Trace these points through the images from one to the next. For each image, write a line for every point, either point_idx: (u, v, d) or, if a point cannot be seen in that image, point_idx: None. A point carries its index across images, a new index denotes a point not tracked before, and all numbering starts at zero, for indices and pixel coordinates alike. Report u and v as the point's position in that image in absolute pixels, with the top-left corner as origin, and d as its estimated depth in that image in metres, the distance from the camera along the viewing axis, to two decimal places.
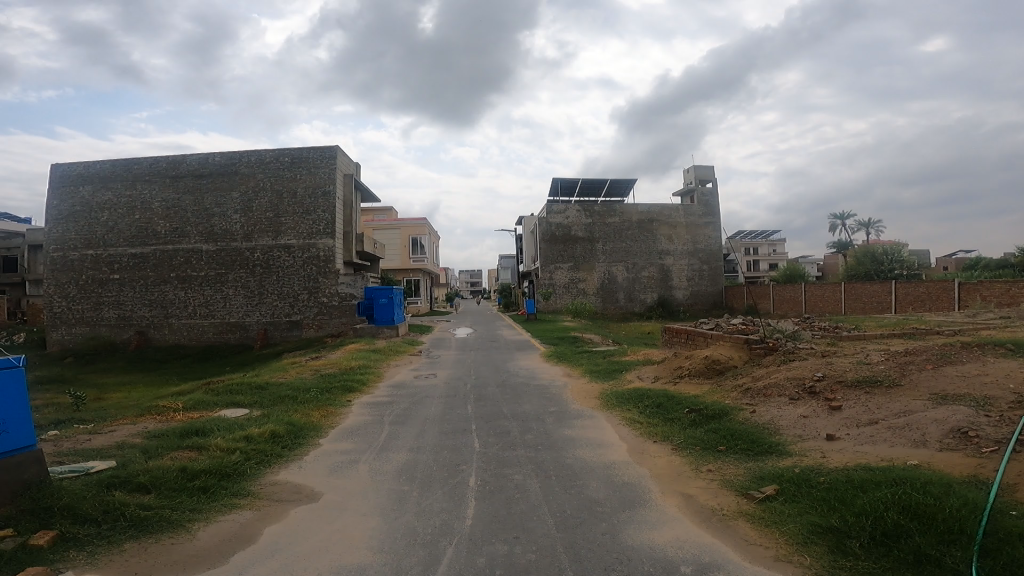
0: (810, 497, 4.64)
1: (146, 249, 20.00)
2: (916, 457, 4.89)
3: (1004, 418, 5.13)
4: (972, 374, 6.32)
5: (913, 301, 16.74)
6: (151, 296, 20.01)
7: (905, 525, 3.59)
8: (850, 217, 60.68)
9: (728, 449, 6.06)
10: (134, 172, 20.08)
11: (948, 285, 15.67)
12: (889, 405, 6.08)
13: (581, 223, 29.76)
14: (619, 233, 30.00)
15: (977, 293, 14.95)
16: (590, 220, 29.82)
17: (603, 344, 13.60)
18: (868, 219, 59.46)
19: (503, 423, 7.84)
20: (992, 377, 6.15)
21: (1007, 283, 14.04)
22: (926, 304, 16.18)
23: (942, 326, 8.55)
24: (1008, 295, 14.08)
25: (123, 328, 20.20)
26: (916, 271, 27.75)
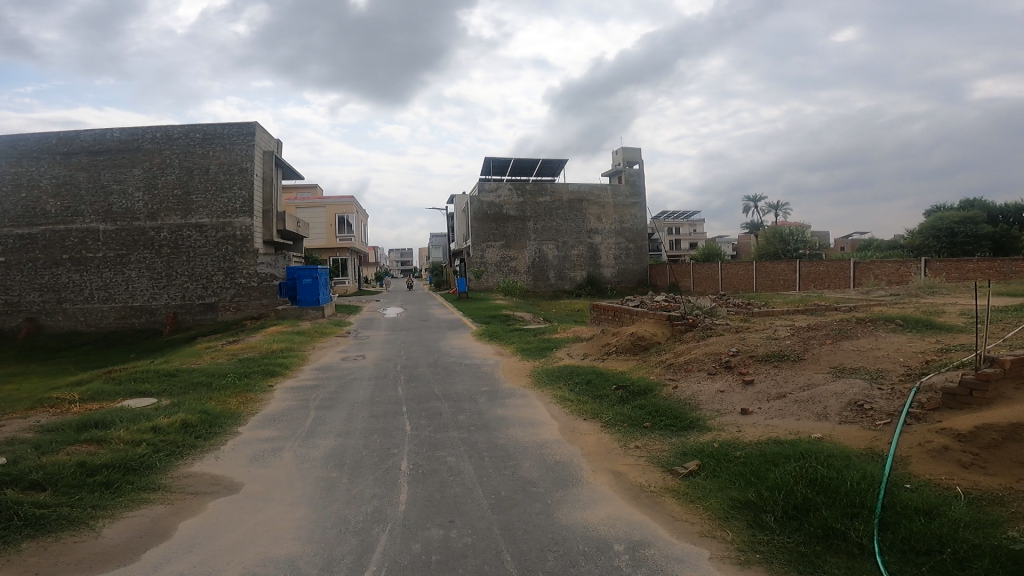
0: (728, 471, 5.02)
1: (34, 230, 17.90)
2: (819, 430, 5.41)
3: (894, 390, 5.76)
4: (867, 349, 7.01)
5: (815, 280, 18.17)
6: (41, 280, 18.03)
7: (813, 499, 3.93)
8: (761, 201, 64.61)
9: (653, 425, 6.40)
10: (19, 147, 17.81)
11: (845, 264, 17.06)
12: (795, 378, 6.65)
13: (513, 202, 29.71)
14: (551, 212, 30.24)
15: (870, 272, 16.24)
16: (521, 199, 29.83)
17: (535, 321, 13.81)
18: (778, 204, 63.41)
19: (434, 404, 7.83)
20: (882, 351, 6.86)
21: (896, 263, 15.48)
22: (826, 282, 17.64)
23: (839, 302, 9.36)
24: (897, 274, 15.42)
25: (11, 315, 18.18)
26: (818, 251, 29.96)
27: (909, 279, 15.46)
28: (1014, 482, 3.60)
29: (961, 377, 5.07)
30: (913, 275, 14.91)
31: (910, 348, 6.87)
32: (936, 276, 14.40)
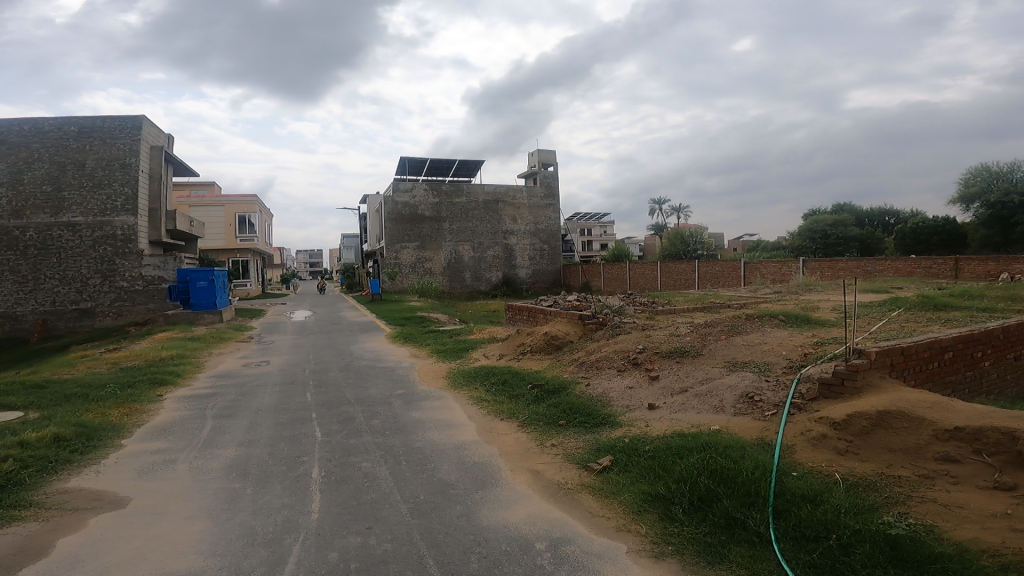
0: (638, 466, 5.31)
1: None
2: (718, 422, 5.87)
3: (779, 382, 6.38)
4: (755, 343, 7.68)
5: (711, 279, 19.48)
6: None
7: (715, 489, 4.19)
8: (665, 204, 68.04)
9: (568, 423, 6.64)
10: None
11: (737, 264, 18.43)
12: (694, 372, 7.15)
13: (428, 202, 29.36)
14: (466, 213, 30.10)
15: (757, 271, 17.71)
16: (437, 199, 29.54)
17: (450, 323, 13.76)
18: (681, 208, 67.12)
19: (347, 409, 7.61)
20: (769, 346, 7.54)
21: (780, 263, 16.98)
22: (721, 280, 18.96)
23: (732, 300, 10.15)
24: (780, 273, 16.95)
25: None
26: (714, 251, 32.18)
27: (790, 278, 17.02)
28: (882, 466, 4.04)
29: (834, 368, 5.66)
30: (793, 273, 16.46)
31: (791, 342, 7.60)
32: (813, 275, 15.99)
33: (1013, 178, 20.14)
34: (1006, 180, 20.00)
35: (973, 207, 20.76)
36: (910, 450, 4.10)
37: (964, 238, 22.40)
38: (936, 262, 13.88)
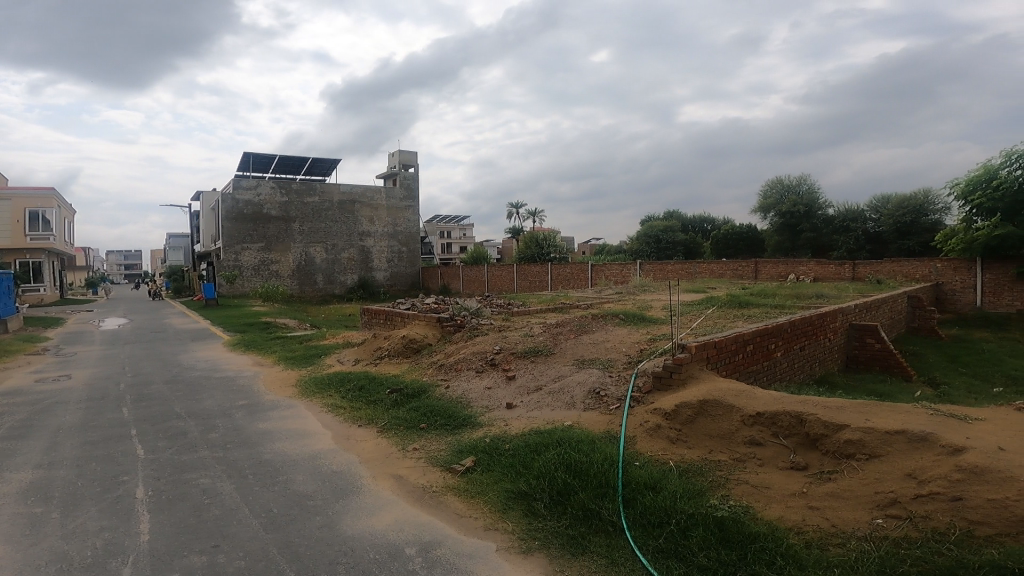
0: (499, 463, 5.41)
1: None
2: (570, 418, 6.33)
3: (620, 376, 7.05)
4: (599, 341, 8.41)
5: (563, 280, 20.60)
6: None
7: (571, 482, 4.44)
8: (522, 208, 70.16)
9: (428, 426, 6.66)
10: None
11: (584, 266, 19.76)
12: (547, 371, 7.61)
13: (276, 201, 27.08)
14: (319, 213, 28.37)
15: (602, 273, 19.22)
16: (286, 198, 27.33)
17: (300, 328, 12.98)
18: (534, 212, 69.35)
19: (178, 423, 6.84)
20: (611, 343, 8.29)
21: (621, 265, 18.61)
22: (571, 282, 20.20)
23: (580, 300, 10.98)
24: (620, 274, 18.57)
25: None
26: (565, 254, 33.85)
27: (629, 279, 18.71)
28: (706, 453, 4.66)
29: (664, 362, 6.38)
30: (631, 275, 18.12)
31: (630, 339, 8.44)
32: (648, 276, 17.89)
33: (799, 190, 23.54)
34: (794, 193, 23.33)
35: (771, 215, 23.75)
36: (728, 436, 4.78)
37: (762, 243, 26.65)
38: (741, 264, 16.22)
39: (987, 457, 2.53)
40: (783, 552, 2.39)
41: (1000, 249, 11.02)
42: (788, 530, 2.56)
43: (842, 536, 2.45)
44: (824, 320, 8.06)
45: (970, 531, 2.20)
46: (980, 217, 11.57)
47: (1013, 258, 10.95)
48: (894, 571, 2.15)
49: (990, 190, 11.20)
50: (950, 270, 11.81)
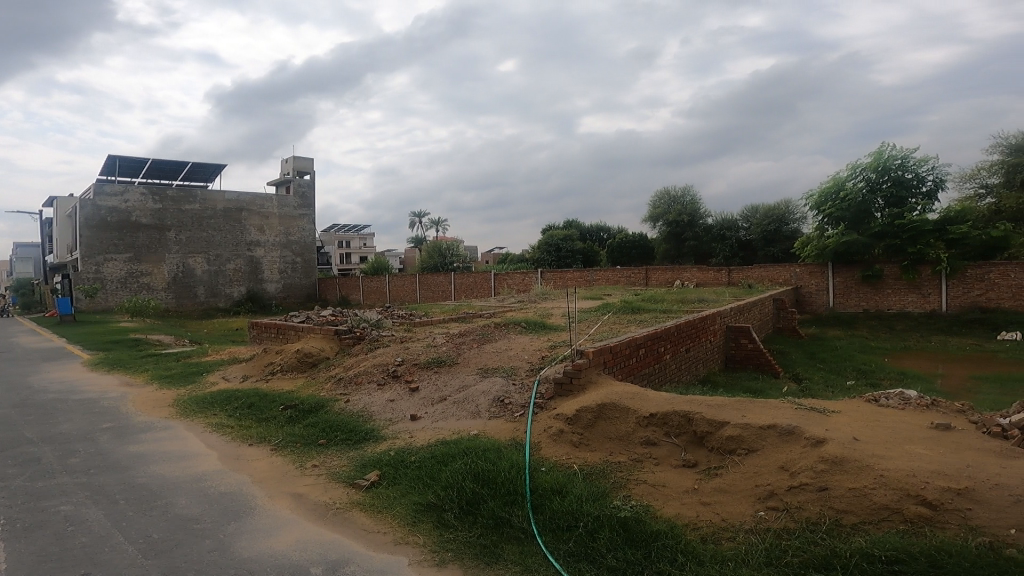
0: (406, 476, 5.17)
1: None
2: (475, 427, 6.32)
3: (523, 383, 7.14)
4: (502, 349, 8.53)
5: (466, 289, 20.63)
6: None
7: (480, 491, 4.37)
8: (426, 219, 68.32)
9: (329, 441, 6.37)
10: None
11: (488, 275, 19.87)
12: (451, 381, 7.56)
13: (147, 209, 24.67)
14: (199, 222, 26.22)
15: (504, 281, 19.53)
16: (159, 206, 24.99)
17: (178, 345, 11.93)
18: (438, 220, 65.65)
19: (31, 449, 6.03)
20: (513, 351, 8.45)
21: (523, 274, 19.07)
22: (473, 291, 20.29)
23: (483, 309, 11.08)
24: (521, 282, 18.99)
25: None
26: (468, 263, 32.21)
27: (530, 287, 19.18)
28: (608, 454, 4.85)
29: (564, 369, 6.58)
30: (533, 283, 18.60)
31: (531, 347, 8.65)
32: (549, 283, 18.51)
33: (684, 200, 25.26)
34: (678, 203, 24.89)
35: (659, 223, 25.13)
36: (625, 437, 4.98)
37: (652, 251, 28.39)
38: (634, 272, 17.22)
39: (844, 448, 2.88)
40: (682, 549, 2.57)
41: (846, 255, 12.56)
42: (685, 527, 2.77)
43: (732, 529, 2.70)
44: (705, 322, 8.76)
45: (838, 520, 2.50)
46: (831, 226, 13.20)
47: (856, 264, 12.56)
48: (779, 561, 2.37)
49: (840, 202, 12.94)
50: (807, 275, 13.34)
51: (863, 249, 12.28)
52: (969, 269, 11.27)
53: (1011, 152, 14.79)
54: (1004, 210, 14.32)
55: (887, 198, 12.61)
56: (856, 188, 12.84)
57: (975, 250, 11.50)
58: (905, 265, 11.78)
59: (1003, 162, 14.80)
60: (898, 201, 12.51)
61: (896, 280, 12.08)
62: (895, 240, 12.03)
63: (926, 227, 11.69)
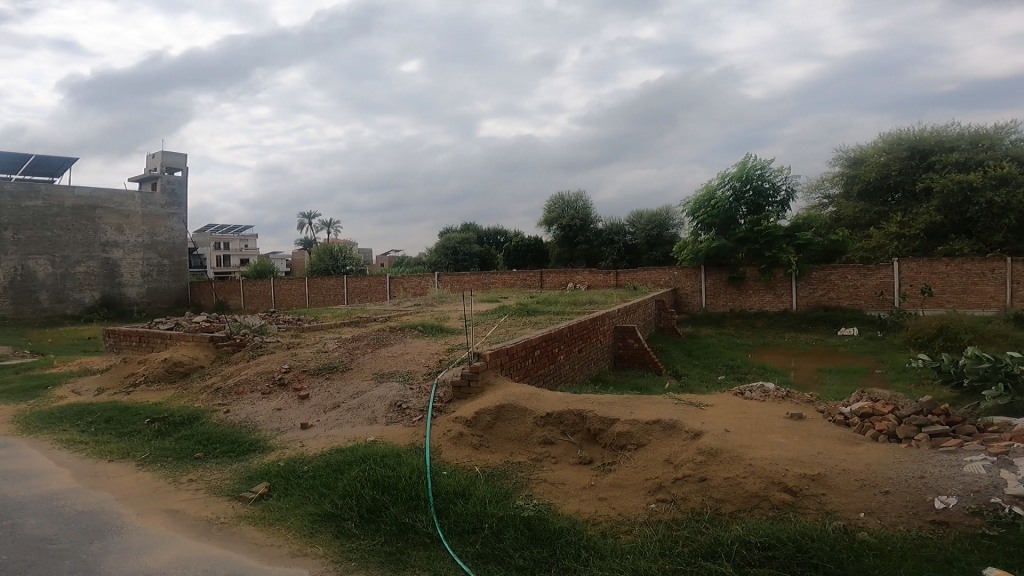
0: (299, 487, 4.62)
1: None
2: (372, 433, 6.00)
3: (421, 388, 6.89)
4: (398, 354, 8.33)
5: (360, 293, 19.97)
6: None
7: (380, 498, 4.03)
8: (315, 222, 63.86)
9: (206, 454, 5.82)
10: None
11: (382, 279, 19.48)
12: (344, 388, 7.21)
13: None
14: (42, 219, 22.99)
15: (400, 285, 19.19)
16: None
17: (17, 357, 10.44)
18: (330, 220, 60.47)
19: None
20: (409, 356, 8.26)
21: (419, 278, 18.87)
22: (368, 295, 19.71)
23: (377, 314, 10.81)
24: (418, 286, 18.81)
25: None
26: (363, 267, 29.60)
27: (427, 291, 19.02)
28: (507, 456, 4.77)
29: (462, 371, 6.51)
30: (430, 286, 18.50)
31: (428, 351, 8.52)
32: (446, 286, 18.54)
33: (577, 206, 26.29)
34: (571, 209, 25.80)
35: (554, 228, 25.88)
36: (524, 438, 4.92)
37: (547, 255, 29.11)
38: (529, 275, 17.68)
39: (719, 440, 3.19)
40: (585, 545, 2.72)
41: (716, 259, 13.71)
42: (584, 522, 2.93)
43: (626, 521, 2.90)
44: (595, 323, 9.20)
45: (718, 509, 2.77)
46: (703, 231, 14.34)
47: (724, 267, 13.82)
48: (671, 551, 2.56)
49: (711, 208, 14.01)
50: (684, 277, 14.41)
51: (729, 253, 13.47)
52: (813, 271, 12.91)
53: (847, 164, 17.03)
54: (843, 219, 16.45)
55: (748, 206, 13.98)
56: (725, 195, 14.00)
57: (817, 253, 13.14)
58: (763, 268, 13.18)
59: (842, 175, 16.93)
60: (756, 208, 13.93)
61: (756, 282, 13.52)
62: (754, 244, 13.31)
63: (778, 233, 13.11)
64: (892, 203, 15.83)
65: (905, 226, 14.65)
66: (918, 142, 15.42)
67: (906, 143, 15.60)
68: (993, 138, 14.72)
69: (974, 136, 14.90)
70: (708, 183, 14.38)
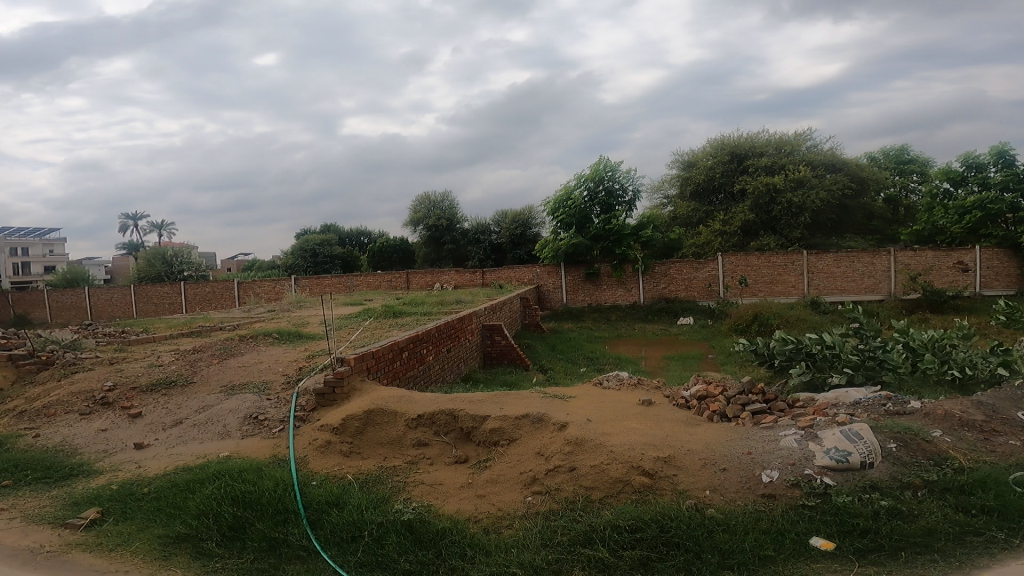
0: (143, 508, 3.52)
1: None
2: (225, 448, 5.13)
3: (281, 398, 6.02)
4: (250, 363, 7.46)
5: (201, 301, 18.00)
6: None
7: (243, 515, 3.20)
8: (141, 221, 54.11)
9: (15, 482, 4.81)
10: None
11: (229, 285, 17.87)
12: (187, 402, 6.21)
13: None
14: None
15: (251, 290, 17.82)
16: None
17: None
18: (161, 224, 52.16)
19: None
20: (264, 364, 7.40)
21: (273, 282, 17.71)
22: (212, 303, 17.83)
23: (223, 321, 9.97)
24: (274, 291, 17.70)
25: None
26: (204, 272, 26.06)
27: (283, 296, 17.97)
28: (380, 460, 4.44)
29: (325, 378, 5.78)
30: (286, 291, 17.51)
31: (285, 359, 7.76)
32: (303, 291, 17.58)
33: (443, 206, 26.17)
34: (437, 209, 25.71)
35: (419, 228, 25.63)
36: (396, 442, 4.66)
37: (412, 256, 28.74)
38: (394, 277, 17.38)
39: (583, 430, 3.45)
40: (470, 543, 2.78)
41: (573, 256, 14.53)
42: (467, 521, 2.99)
43: (507, 516, 3.01)
44: (463, 321, 9.36)
45: (588, 497, 2.98)
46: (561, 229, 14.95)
47: (581, 264, 14.69)
48: (551, 541, 2.71)
49: (568, 208, 14.55)
50: (546, 274, 15.08)
51: (585, 251, 14.34)
52: (654, 266, 14.24)
53: (682, 167, 18.87)
54: (679, 217, 18.28)
55: (601, 206, 14.66)
56: (581, 196, 14.53)
57: (658, 248, 14.49)
58: (615, 265, 14.21)
59: (677, 176, 18.75)
60: (607, 208, 14.61)
61: (608, 278, 14.59)
62: (607, 242, 14.30)
63: (626, 232, 14.16)
64: (717, 202, 17.87)
65: (728, 223, 16.69)
66: (736, 146, 17.53)
67: (727, 148, 17.62)
68: (792, 145, 17.23)
69: (778, 143, 17.29)
70: (564, 184, 14.87)
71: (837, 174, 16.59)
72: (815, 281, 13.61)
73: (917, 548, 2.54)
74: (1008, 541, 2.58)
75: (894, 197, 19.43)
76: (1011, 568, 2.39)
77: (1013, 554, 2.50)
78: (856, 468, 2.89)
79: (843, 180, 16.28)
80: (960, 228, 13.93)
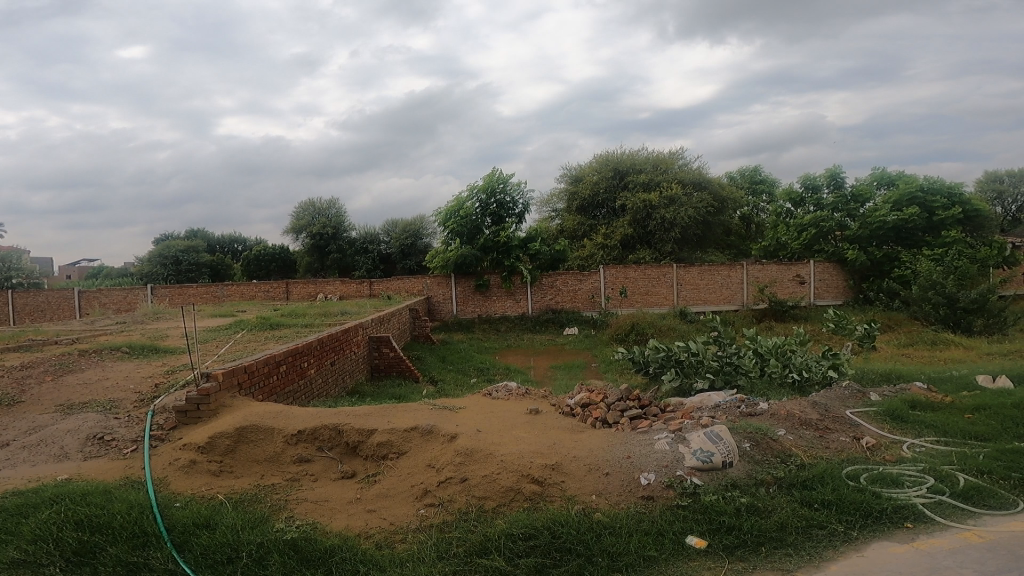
0: None
1: None
2: (63, 471, 3.92)
3: (134, 416, 4.81)
4: (93, 381, 6.09)
5: (32, 312, 15.50)
6: None
7: (91, 539, 2.77)
8: None
9: None
10: None
11: (68, 294, 15.63)
12: (11, 424, 4.73)
13: None
14: None
15: (97, 301, 15.83)
16: None
17: None
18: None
19: None
20: (112, 381, 6.04)
21: (126, 291, 15.90)
22: (47, 313, 15.42)
23: (60, 336, 8.75)
24: (125, 301, 15.91)
25: None
26: (38, 279, 22.66)
27: (137, 306, 16.25)
28: (257, 479, 3.96)
29: (187, 393, 4.77)
30: (142, 301, 15.81)
31: (138, 374, 6.50)
32: (163, 302, 15.97)
33: (329, 213, 25.13)
34: (323, 216, 24.57)
35: (302, 236, 24.31)
36: (273, 460, 4.19)
37: (294, 265, 27.27)
38: (272, 286, 16.41)
39: (472, 441, 3.51)
40: (362, 559, 2.71)
41: (463, 267, 14.59)
42: (357, 536, 2.91)
43: (399, 530, 2.97)
44: (348, 334, 8.99)
45: (481, 506, 3.05)
46: (451, 240, 14.94)
47: (471, 275, 14.80)
48: (446, 553, 2.72)
49: (459, 218, 14.54)
50: (435, 285, 15.02)
51: (474, 261, 14.46)
52: (542, 277, 14.75)
53: (569, 181, 19.72)
54: (565, 230, 19.06)
55: (491, 217, 14.89)
56: (472, 207, 14.61)
57: (544, 260, 15.01)
58: (504, 277, 14.48)
59: (565, 190, 19.56)
60: (498, 219, 14.84)
61: (497, 289, 14.83)
62: (496, 254, 14.53)
63: (514, 243, 14.51)
64: (599, 216, 18.87)
65: (608, 238, 17.72)
66: (618, 163, 18.70)
67: (610, 165, 18.75)
68: (666, 165, 18.72)
69: (654, 162, 18.69)
70: (455, 194, 14.88)
71: (702, 192, 18.24)
72: (683, 292, 14.83)
73: (775, 543, 2.80)
74: (847, 533, 2.89)
75: (748, 215, 21.78)
76: (850, 560, 2.66)
77: (852, 546, 2.79)
78: (719, 467, 3.23)
79: (707, 199, 17.93)
80: (800, 244, 15.72)
